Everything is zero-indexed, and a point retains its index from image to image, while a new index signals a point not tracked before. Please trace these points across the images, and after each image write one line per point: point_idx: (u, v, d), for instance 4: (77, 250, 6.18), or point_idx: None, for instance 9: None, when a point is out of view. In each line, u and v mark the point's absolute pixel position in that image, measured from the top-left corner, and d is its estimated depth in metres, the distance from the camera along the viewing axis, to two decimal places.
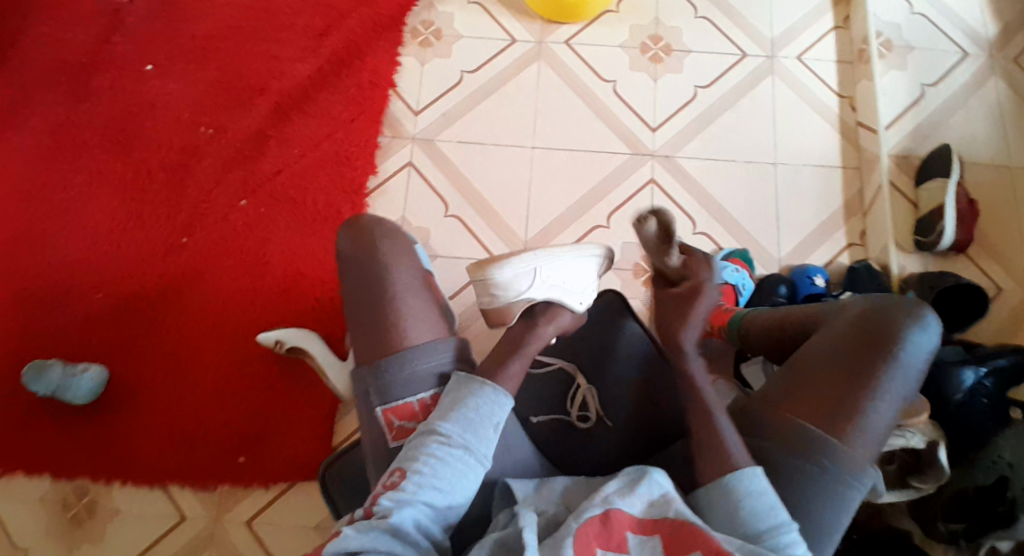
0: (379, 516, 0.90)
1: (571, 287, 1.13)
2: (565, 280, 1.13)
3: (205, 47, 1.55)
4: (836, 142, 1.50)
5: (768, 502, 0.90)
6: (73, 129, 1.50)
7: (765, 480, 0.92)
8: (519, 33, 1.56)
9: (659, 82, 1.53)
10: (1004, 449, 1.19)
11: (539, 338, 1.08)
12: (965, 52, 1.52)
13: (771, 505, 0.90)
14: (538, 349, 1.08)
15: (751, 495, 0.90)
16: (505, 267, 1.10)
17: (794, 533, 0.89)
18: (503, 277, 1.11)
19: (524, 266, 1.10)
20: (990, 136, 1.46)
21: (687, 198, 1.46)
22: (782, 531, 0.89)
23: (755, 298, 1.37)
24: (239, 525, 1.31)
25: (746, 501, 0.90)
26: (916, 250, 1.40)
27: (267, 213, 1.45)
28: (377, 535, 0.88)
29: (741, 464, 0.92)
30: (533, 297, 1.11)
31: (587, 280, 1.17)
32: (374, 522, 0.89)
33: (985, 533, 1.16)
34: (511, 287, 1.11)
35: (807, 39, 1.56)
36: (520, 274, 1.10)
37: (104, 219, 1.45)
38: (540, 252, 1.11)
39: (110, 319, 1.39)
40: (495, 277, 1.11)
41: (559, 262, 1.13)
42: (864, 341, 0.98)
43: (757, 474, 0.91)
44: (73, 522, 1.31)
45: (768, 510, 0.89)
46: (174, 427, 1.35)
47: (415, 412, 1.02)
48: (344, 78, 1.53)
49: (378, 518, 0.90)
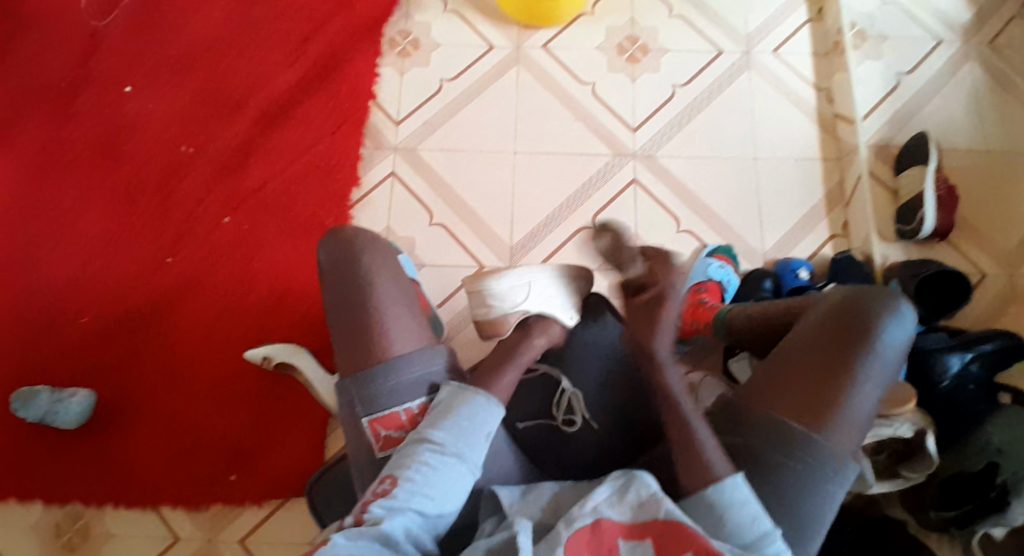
0: (369, 524, 0.90)
1: (562, 303, 1.19)
2: (558, 296, 1.20)
3: (181, 66, 1.55)
4: (815, 134, 1.50)
5: (749, 512, 0.90)
6: (51, 154, 1.49)
7: (746, 487, 0.92)
8: (496, 38, 1.57)
9: (637, 82, 1.53)
10: (993, 434, 1.20)
11: (533, 348, 1.12)
12: (940, 39, 1.53)
13: (750, 519, 0.90)
14: (531, 359, 1.11)
15: (733, 506, 0.90)
16: (501, 279, 1.19)
17: (778, 541, 0.89)
18: (502, 287, 1.20)
19: (517, 279, 1.19)
20: (967, 122, 1.47)
21: (669, 196, 1.46)
22: (764, 542, 0.89)
23: (742, 293, 1.38)
24: (233, 543, 1.30)
25: (728, 511, 0.90)
26: (898, 238, 1.40)
27: (249, 230, 1.45)
28: (367, 542, 0.87)
29: (721, 475, 0.92)
30: (527, 309, 1.18)
31: (577, 302, 1.23)
32: (364, 530, 0.88)
33: (977, 519, 1.18)
34: (507, 298, 1.19)
35: (782, 33, 1.57)
36: (516, 286, 1.19)
37: (86, 242, 1.44)
38: (535, 270, 1.21)
39: (95, 342, 1.39)
40: (493, 287, 1.20)
41: (551, 280, 1.22)
42: (840, 332, 0.99)
43: (739, 483, 0.91)
44: (66, 549, 1.30)
45: (750, 520, 0.89)
46: (165, 448, 1.34)
47: (402, 423, 1.02)
48: (322, 90, 1.53)
49: (368, 524, 0.89)
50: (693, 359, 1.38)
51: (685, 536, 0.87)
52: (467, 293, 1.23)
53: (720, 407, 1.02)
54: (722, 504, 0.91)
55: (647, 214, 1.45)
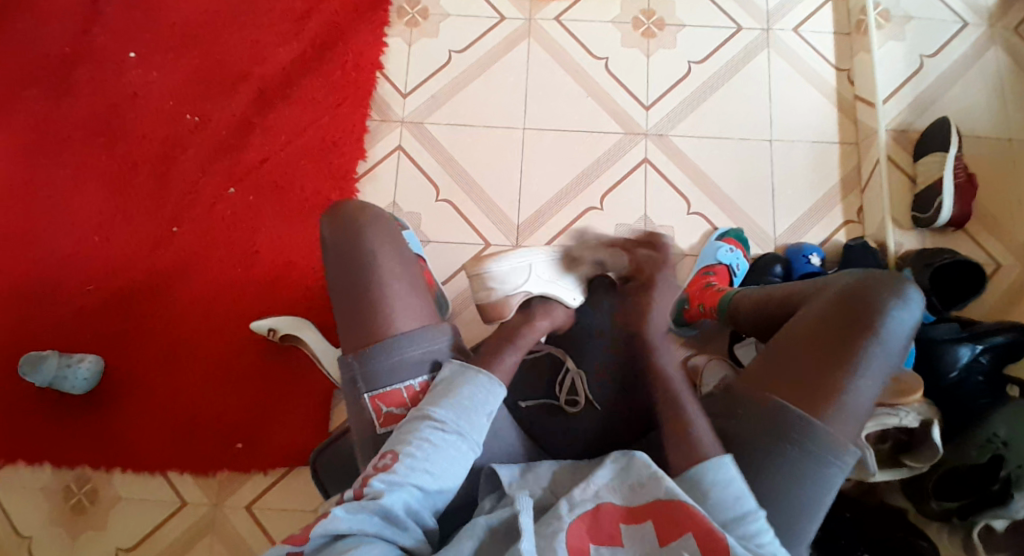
0: (369, 498, 0.90)
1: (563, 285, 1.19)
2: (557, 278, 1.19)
3: (188, 33, 1.53)
4: (832, 117, 1.47)
5: (733, 492, 0.88)
6: (60, 121, 1.49)
7: (734, 467, 0.90)
8: (507, 10, 1.54)
9: (651, 58, 1.50)
10: (999, 427, 1.18)
11: (506, 368, 1.04)
12: (965, 21, 1.48)
13: (734, 497, 0.88)
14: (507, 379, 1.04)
15: (718, 484, 0.89)
16: (502, 258, 1.17)
17: (760, 521, 0.88)
18: (499, 270, 1.18)
19: (519, 259, 1.18)
20: (988, 107, 1.42)
21: (681, 177, 1.44)
22: (747, 521, 0.87)
23: (750, 277, 1.36)
24: (239, 509, 1.32)
25: (713, 489, 0.89)
26: (914, 226, 1.38)
27: (255, 201, 1.44)
28: (367, 517, 0.88)
29: (710, 454, 0.91)
30: (530, 290, 1.17)
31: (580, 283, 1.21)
32: (363, 504, 0.88)
33: (979, 511, 1.15)
34: (508, 280, 1.17)
35: (803, 11, 1.53)
36: (516, 269, 1.18)
37: (93, 210, 1.44)
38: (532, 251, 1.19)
39: (103, 310, 1.40)
40: (494, 269, 1.18)
41: (551, 261, 1.20)
42: (846, 318, 0.98)
43: (727, 462, 0.90)
44: (75, 510, 1.33)
45: (734, 500, 0.88)
46: (171, 416, 1.35)
47: (404, 400, 1.02)
48: (330, 60, 1.51)
49: (368, 499, 0.89)
50: (699, 343, 1.37)
51: (685, 514, 0.86)
52: (468, 272, 1.20)
53: (722, 389, 1.01)
54: (704, 498, 0.90)
55: (657, 194, 1.43)
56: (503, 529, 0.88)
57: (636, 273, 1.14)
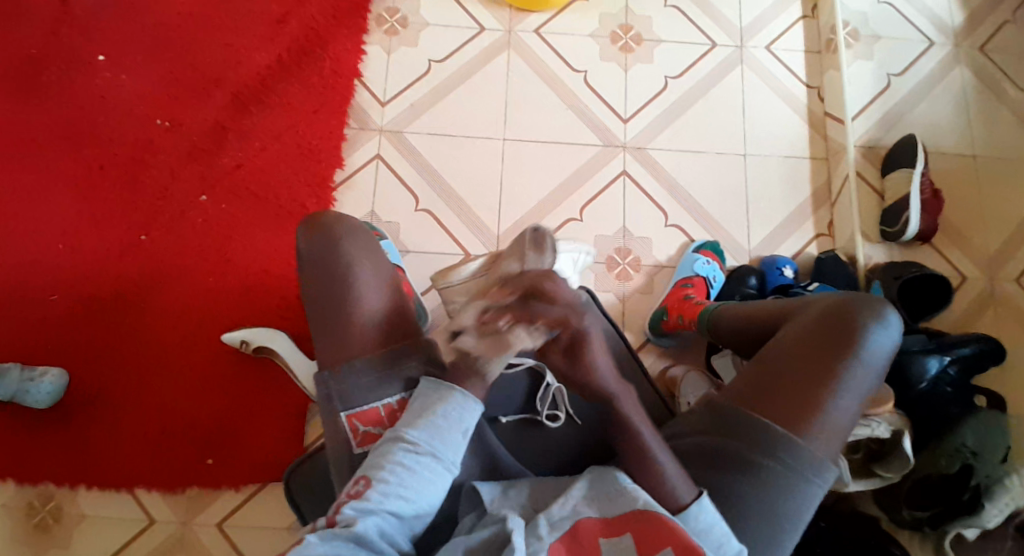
0: (342, 525, 0.88)
1: None
2: None
3: (160, 37, 1.50)
4: (803, 132, 1.50)
5: (715, 538, 0.89)
6: (23, 124, 1.44)
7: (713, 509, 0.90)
8: (487, 21, 1.54)
9: (629, 72, 1.52)
10: (968, 436, 1.22)
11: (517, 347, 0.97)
12: (931, 40, 1.54)
13: (719, 542, 0.89)
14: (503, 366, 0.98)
15: (703, 531, 0.89)
16: (461, 271, 1.13)
17: None
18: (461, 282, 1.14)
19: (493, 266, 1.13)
20: (953, 125, 1.48)
21: (658, 189, 1.46)
22: None
23: (726, 289, 1.38)
24: (209, 527, 1.29)
25: (699, 536, 0.89)
26: (882, 239, 1.42)
27: (229, 209, 1.41)
28: (341, 543, 0.86)
29: (686, 500, 0.90)
30: None
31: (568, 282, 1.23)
32: (337, 531, 0.87)
33: (948, 520, 1.19)
34: None
35: (776, 28, 1.56)
36: None
37: (57, 217, 1.40)
38: None
39: (67, 320, 1.35)
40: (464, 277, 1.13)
41: None
42: (827, 338, 1.00)
43: (704, 507, 0.90)
44: (39, 529, 1.28)
45: (718, 545, 0.89)
46: (138, 431, 1.31)
47: (380, 418, 1.00)
48: (306, 67, 1.49)
49: (340, 526, 0.88)
50: (675, 353, 1.38)
51: (662, 528, 0.87)
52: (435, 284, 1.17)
53: (705, 406, 1.02)
54: (693, 523, 0.89)
55: (636, 206, 1.44)
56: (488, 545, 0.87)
57: (561, 325, 0.84)
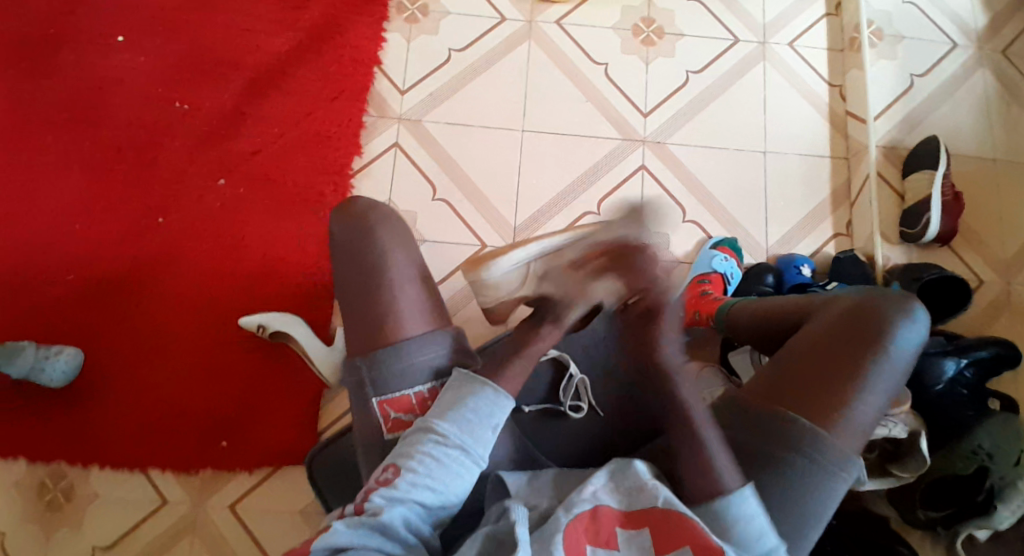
0: (369, 514, 0.89)
1: None
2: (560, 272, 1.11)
3: (180, 19, 1.50)
4: (824, 130, 1.50)
5: (757, 527, 0.88)
6: (42, 102, 1.44)
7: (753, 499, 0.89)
8: (508, 11, 1.53)
9: (650, 66, 1.51)
10: (984, 439, 1.20)
11: (551, 336, 1.05)
12: (954, 43, 1.53)
13: (758, 533, 0.88)
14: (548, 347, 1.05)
15: (741, 520, 0.88)
16: (492, 268, 1.11)
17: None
18: (493, 276, 1.12)
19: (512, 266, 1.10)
20: (974, 129, 1.47)
21: (677, 184, 1.45)
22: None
23: (743, 286, 1.37)
24: (222, 508, 1.29)
25: (736, 525, 0.88)
26: (901, 240, 1.41)
27: (246, 193, 1.41)
28: (367, 532, 0.87)
29: (730, 486, 0.89)
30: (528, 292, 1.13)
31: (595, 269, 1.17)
32: (364, 519, 0.88)
33: (962, 521, 1.20)
34: (502, 285, 1.13)
35: (799, 25, 1.55)
36: (511, 274, 1.11)
37: (75, 197, 1.40)
38: (530, 250, 1.10)
39: (83, 301, 1.35)
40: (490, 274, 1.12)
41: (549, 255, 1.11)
42: (853, 333, 0.99)
43: (747, 497, 0.89)
44: (50, 507, 1.28)
45: (758, 535, 0.88)
46: (153, 411, 1.32)
47: (412, 406, 1.00)
48: (326, 54, 1.49)
49: (368, 515, 0.89)
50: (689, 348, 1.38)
51: (682, 525, 0.86)
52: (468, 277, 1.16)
53: (725, 401, 1.01)
54: (727, 524, 0.88)
55: (653, 201, 1.44)
56: (490, 541, 0.86)
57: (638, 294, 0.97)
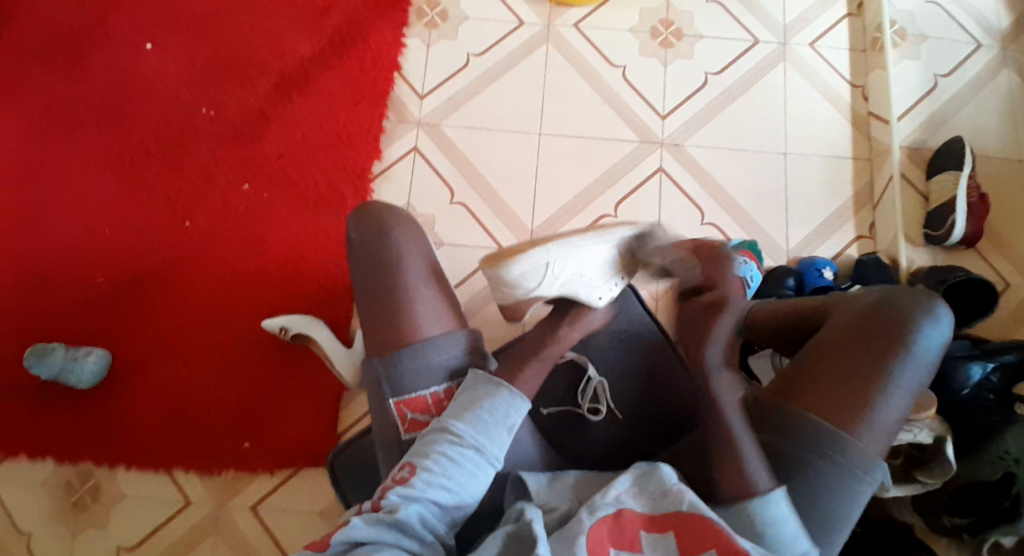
0: (386, 511, 0.89)
1: (590, 282, 1.06)
2: (584, 273, 1.05)
3: (205, 26, 1.52)
4: (846, 131, 1.48)
5: (790, 531, 0.88)
6: (72, 108, 1.47)
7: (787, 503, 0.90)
8: (526, 15, 1.54)
9: (669, 68, 1.51)
10: (1010, 444, 1.17)
11: (561, 344, 1.06)
12: (979, 42, 1.50)
13: (792, 535, 0.88)
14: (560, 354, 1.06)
15: (776, 523, 0.88)
16: (514, 264, 1.02)
17: None
18: (513, 274, 1.03)
19: (534, 263, 1.02)
20: (1001, 129, 1.45)
21: (696, 187, 1.44)
22: None
23: (764, 289, 1.35)
24: (244, 510, 1.31)
25: (769, 526, 0.88)
26: (925, 243, 1.39)
27: (268, 197, 1.43)
28: (384, 528, 0.87)
29: (763, 489, 0.90)
30: (547, 294, 1.05)
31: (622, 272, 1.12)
32: (380, 515, 0.88)
33: (988, 527, 1.16)
34: (521, 285, 1.04)
35: (820, 25, 1.54)
36: (530, 272, 1.03)
37: (102, 202, 1.43)
38: (554, 246, 1.03)
39: (109, 303, 1.38)
40: (509, 272, 1.03)
41: (574, 253, 1.04)
42: (876, 332, 0.97)
43: (777, 501, 0.89)
44: (77, 506, 1.31)
45: (793, 538, 0.88)
46: (177, 412, 1.34)
47: (428, 406, 1.01)
48: (346, 59, 1.50)
49: (384, 512, 0.89)
50: None
51: (709, 530, 0.85)
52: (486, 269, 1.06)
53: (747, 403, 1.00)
54: (755, 528, 0.89)
55: (672, 203, 1.43)
56: (512, 539, 0.86)
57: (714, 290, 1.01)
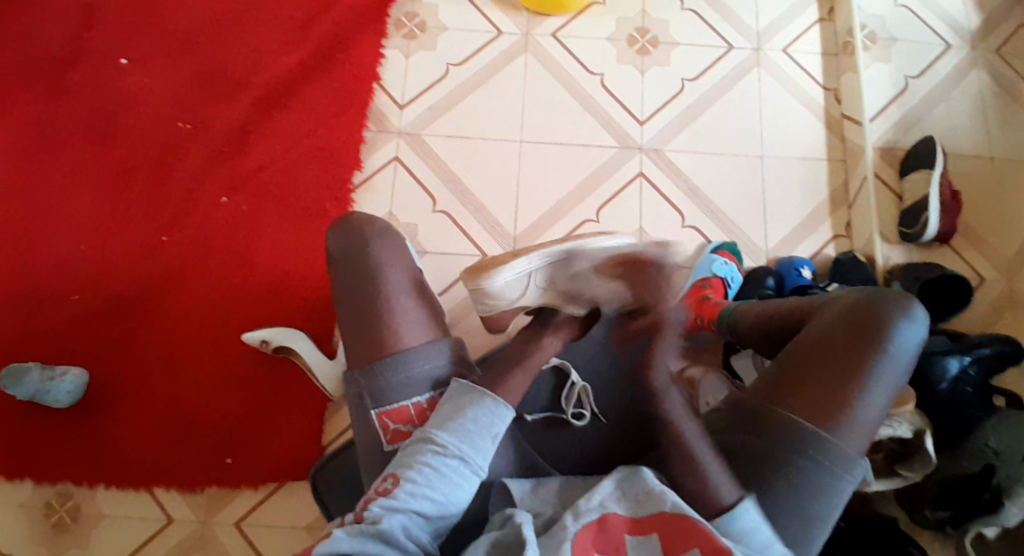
0: (368, 523, 0.88)
1: (571, 290, 1.13)
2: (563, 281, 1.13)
3: (183, 40, 1.52)
4: (821, 134, 1.50)
5: (760, 540, 0.88)
6: (48, 125, 1.46)
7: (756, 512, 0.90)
8: (505, 25, 1.55)
9: (646, 75, 1.52)
10: (991, 436, 1.19)
11: (546, 351, 1.11)
12: (947, 44, 1.54)
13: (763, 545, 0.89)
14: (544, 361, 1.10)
15: (748, 533, 0.88)
16: (495, 277, 1.11)
17: None
18: (494, 286, 1.11)
19: (514, 274, 1.10)
20: (971, 128, 1.47)
21: (676, 191, 1.46)
22: None
23: (745, 290, 1.37)
24: (228, 526, 1.29)
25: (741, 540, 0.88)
26: (900, 241, 1.41)
27: (249, 210, 1.42)
28: (365, 540, 0.85)
29: (729, 503, 0.89)
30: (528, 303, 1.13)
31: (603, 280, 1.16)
32: (363, 527, 0.87)
33: (969, 520, 1.18)
34: (503, 295, 1.13)
35: (792, 31, 1.57)
36: (511, 283, 1.12)
37: (80, 218, 1.41)
38: (535, 257, 1.11)
39: (87, 321, 1.36)
40: (492, 283, 1.11)
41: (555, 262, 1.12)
42: (853, 332, 0.98)
43: (749, 508, 0.89)
44: (57, 528, 1.28)
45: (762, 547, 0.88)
46: (157, 430, 1.32)
47: (411, 416, 1.00)
48: (326, 71, 1.50)
49: (367, 523, 0.88)
50: None
51: (694, 531, 0.85)
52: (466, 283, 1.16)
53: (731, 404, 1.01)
54: (736, 532, 0.88)
55: (653, 208, 1.44)
56: (499, 545, 0.86)
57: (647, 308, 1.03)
